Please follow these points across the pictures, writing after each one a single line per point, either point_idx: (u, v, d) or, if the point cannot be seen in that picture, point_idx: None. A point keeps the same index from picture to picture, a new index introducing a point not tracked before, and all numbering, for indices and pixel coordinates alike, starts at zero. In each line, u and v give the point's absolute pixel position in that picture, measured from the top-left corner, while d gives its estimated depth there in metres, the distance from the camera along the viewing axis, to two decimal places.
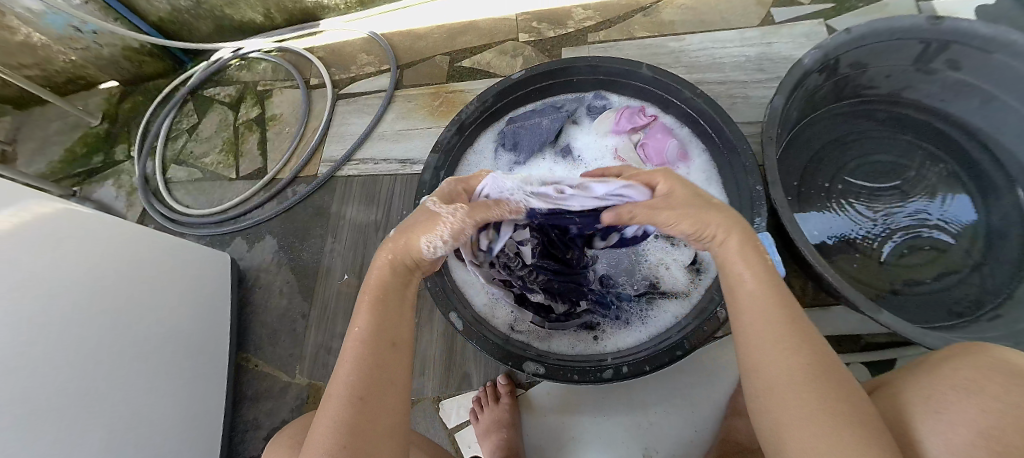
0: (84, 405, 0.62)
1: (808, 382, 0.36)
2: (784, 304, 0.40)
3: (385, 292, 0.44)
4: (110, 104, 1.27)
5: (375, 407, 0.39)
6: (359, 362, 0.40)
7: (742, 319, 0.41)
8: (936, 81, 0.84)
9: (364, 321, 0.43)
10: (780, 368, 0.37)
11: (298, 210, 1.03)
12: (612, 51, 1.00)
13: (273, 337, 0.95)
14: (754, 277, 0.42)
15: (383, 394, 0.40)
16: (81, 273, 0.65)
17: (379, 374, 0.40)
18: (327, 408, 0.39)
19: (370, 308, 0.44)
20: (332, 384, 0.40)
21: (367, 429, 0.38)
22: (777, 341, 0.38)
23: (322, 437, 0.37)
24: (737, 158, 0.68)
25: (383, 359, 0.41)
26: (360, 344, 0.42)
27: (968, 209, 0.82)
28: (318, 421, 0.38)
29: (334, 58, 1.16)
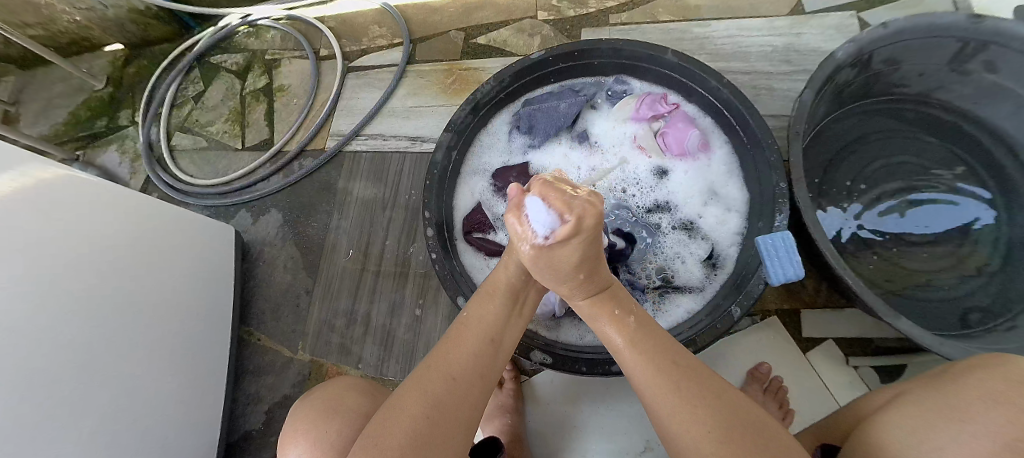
0: (84, 375, 0.62)
1: (709, 426, 0.38)
2: (664, 358, 0.44)
3: (509, 298, 0.49)
4: (115, 67, 1.24)
5: (461, 394, 0.41)
6: (463, 348, 0.45)
7: (636, 376, 0.44)
8: (970, 83, 0.80)
9: (480, 313, 0.48)
10: (683, 421, 0.39)
11: (304, 184, 1.01)
12: (634, 34, 0.97)
13: (276, 311, 0.95)
14: (628, 340, 0.46)
15: (470, 389, 0.42)
16: (82, 242, 0.64)
17: (473, 366, 0.43)
18: (428, 379, 0.42)
19: (491, 303, 0.48)
20: (434, 361, 0.44)
21: (453, 408, 0.40)
22: (669, 393, 0.41)
23: (413, 401, 0.40)
24: (762, 152, 0.66)
25: (484, 354, 0.45)
26: (474, 334, 0.46)
27: (989, 214, 0.80)
28: (411, 387, 0.42)
29: (345, 30, 1.12)
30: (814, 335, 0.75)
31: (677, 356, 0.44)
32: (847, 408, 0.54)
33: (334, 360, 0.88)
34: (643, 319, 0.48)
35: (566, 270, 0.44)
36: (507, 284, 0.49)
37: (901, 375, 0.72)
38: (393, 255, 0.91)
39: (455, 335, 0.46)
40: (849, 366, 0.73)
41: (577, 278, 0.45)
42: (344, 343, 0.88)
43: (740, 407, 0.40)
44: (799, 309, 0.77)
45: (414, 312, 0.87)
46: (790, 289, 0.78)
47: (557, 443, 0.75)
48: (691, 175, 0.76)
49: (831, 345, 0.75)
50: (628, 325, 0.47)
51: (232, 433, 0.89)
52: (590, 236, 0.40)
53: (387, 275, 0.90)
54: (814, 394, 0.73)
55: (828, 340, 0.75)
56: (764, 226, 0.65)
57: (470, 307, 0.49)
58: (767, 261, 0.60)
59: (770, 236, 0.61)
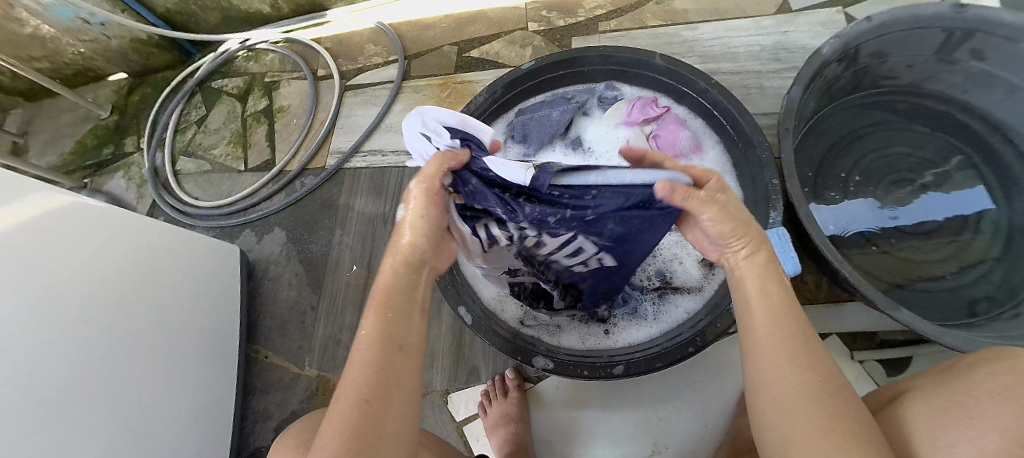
0: (94, 398, 0.63)
1: (819, 407, 0.34)
2: (797, 329, 0.38)
3: (392, 297, 0.43)
4: (119, 96, 1.27)
5: (381, 414, 0.37)
6: (362, 366, 0.39)
7: (752, 332, 0.39)
8: (959, 71, 0.81)
9: (371, 325, 0.41)
10: (794, 387, 0.36)
11: (307, 202, 1.03)
12: (624, 41, 0.98)
13: (282, 328, 0.96)
14: (762, 300, 0.40)
15: (390, 401, 0.38)
16: (90, 266, 0.65)
17: (383, 378, 0.38)
18: (336, 412, 0.37)
19: (380, 311, 0.42)
20: (341, 388, 0.39)
21: (373, 436, 0.36)
22: (792, 366, 0.36)
23: (330, 443, 0.36)
24: (753, 150, 0.67)
25: (387, 364, 0.39)
26: (366, 347, 0.40)
27: (987, 202, 0.80)
28: (326, 426, 0.37)
29: (341, 49, 1.15)
30: (817, 330, 0.76)
31: (809, 335, 0.39)
32: (851, 403, 0.54)
33: (341, 375, 0.88)
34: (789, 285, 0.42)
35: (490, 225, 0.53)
36: (401, 286, 0.44)
37: (907, 367, 0.71)
38: None
39: (350, 357, 0.40)
40: (854, 361, 0.73)
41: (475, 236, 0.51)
42: None
43: (850, 400, 0.36)
44: (801, 305, 0.77)
45: None
46: (791, 285, 0.79)
47: (564, 449, 0.75)
48: None
49: (834, 340, 0.75)
50: (780, 281, 0.41)
51: (242, 451, 0.90)
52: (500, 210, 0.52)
53: None
54: None
55: (832, 335, 0.75)
56: (758, 223, 0.65)
57: (361, 324, 0.41)
58: None
59: (765, 234, 0.61)
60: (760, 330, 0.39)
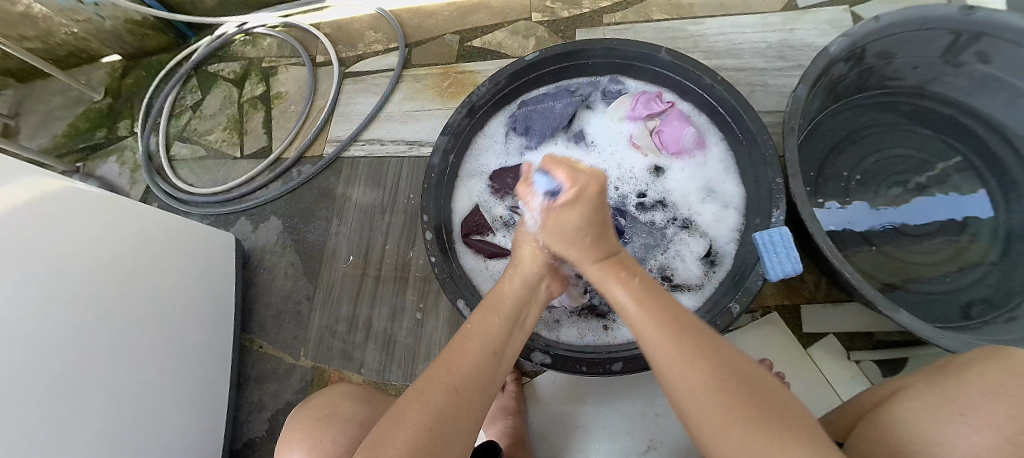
0: (87, 385, 0.62)
1: (716, 394, 0.35)
2: (673, 322, 0.41)
3: (510, 315, 0.49)
4: (113, 79, 1.24)
5: (463, 404, 0.40)
6: (464, 358, 0.43)
7: (644, 339, 0.42)
8: (964, 74, 0.80)
9: (479, 324, 0.47)
10: (690, 381, 0.37)
11: (303, 190, 1.02)
12: (629, 34, 0.97)
13: (278, 318, 0.95)
14: (641, 307, 0.44)
15: (473, 398, 0.41)
16: (84, 252, 0.64)
17: (479, 377, 0.42)
18: (428, 388, 0.40)
19: (493, 317, 0.48)
20: (436, 370, 0.42)
21: (454, 417, 0.39)
22: (678, 359, 0.38)
23: (416, 410, 0.38)
24: (757, 149, 0.66)
25: (484, 365, 0.43)
26: (476, 345, 0.45)
27: (986, 205, 0.80)
28: (411, 396, 0.40)
29: (341, 36, 1.12)
30: (814, 330, 0.76)
31: (689, 321, 0.42)
32: (848, 403, 0.54)
33: (336, 366, 0.88)
34: (660, 287, 0.46)
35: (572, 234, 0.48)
36: (512, 299, 0.50)
37: (902, 368, 0.72)
38: (393, 258, 0.92)
39: (457, 345, 0.45)
40: (850, 361, 0.73)
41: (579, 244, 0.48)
42: (345, 348, 0.88)
43: (748, 374, 0.37)
44: (799, 305, 0.77)
45: (414, 315, 0.87)
46: (789, 285, 0.78)
47: (560, 443, 0.75)
48: (688, 172, 0.76)
49: (831, 340, 0.75)
50: (641, 286, 0.46)
51: (236, 440, 0.90)
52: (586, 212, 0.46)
53: (387, 280, 0.91)
54: (814, 389, 0.73)
55: (828, 335, 0.75)
56: (761, 222, 0.65)
57: (470, 320, 0.48)
58: (764, 257, 0.60)
59: (767, 233, 0.61)
60: (647, 338, 0.42)
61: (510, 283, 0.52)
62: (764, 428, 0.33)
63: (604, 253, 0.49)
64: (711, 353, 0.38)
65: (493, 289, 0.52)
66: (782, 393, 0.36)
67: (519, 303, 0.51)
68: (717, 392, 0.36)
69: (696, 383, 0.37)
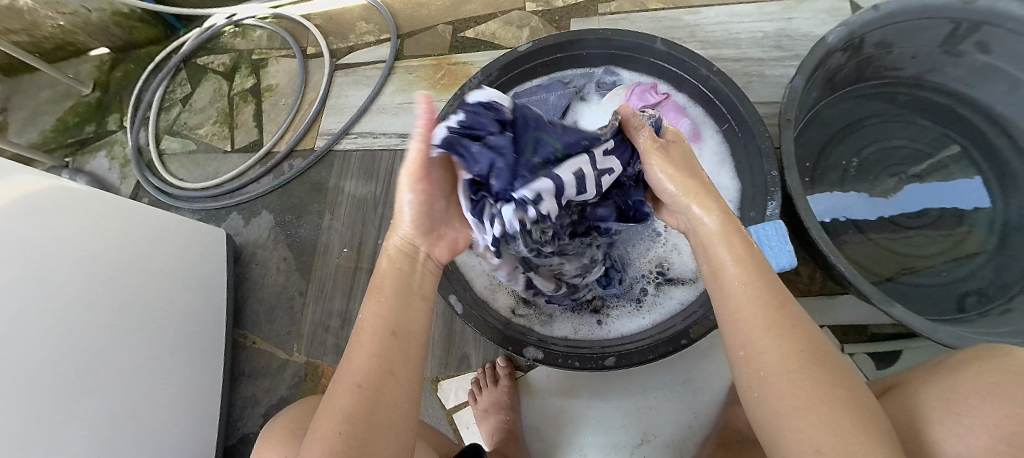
0: (77, 384, 0.61)
1: (802, 376, 0.33)
2: (773, 300, 0.37)
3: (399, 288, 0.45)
4: (101, 72, 1.22)
5: (374, 398, 0.38)
6: (363, 350, 0.40)
7: (726, 296, 0.39)
8: (963, 64, 0.79)
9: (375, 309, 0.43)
10: (775, 354, 0.35)
11: (295, 185, 1.00)
12: (624, 24, 0.95)
13: (270, 313, 0.94)
14: (743, 270, 0.39)
15: (392, 389, 0.39)
16: (69, 248, 0.63)
17: (387, 365, 0.39)
18: (337, 394, 0.38)
19: (380, 298, 0.44)
20: (342, 371, 0.40)
21: (367, 414, 0.37)
22: (770, 336, 0.35)
23: (326, 421, 0.37)
24: (753, 141, 0.65)
25: (385, 350, 0.40)
26: (368, 336, 0.41)
27: (984, 194, 0.80)
28: (325, 412, 0.38)
29: (332, 27, 1.10)
30: None
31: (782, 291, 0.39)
32: None
33: (330, 361, 0.87)
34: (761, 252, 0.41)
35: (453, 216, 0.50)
36: (394, 275, 0.46)
37: (897, 361, 0.71)
38: None
39: (352, 345, 0.41)
40: (844, 354, 0.73)
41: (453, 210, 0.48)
42: (339, 344, 0.88)
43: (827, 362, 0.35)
44: (794, 297, 0.76)
45: None
46: (785, 277, 0.78)
47: (553, 438, 0.75)
48: None
49: (827, 333, 0.74)
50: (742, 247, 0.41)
51: (230, 435, 0.89)
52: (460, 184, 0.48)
53: None
54: None
55: (823, 328, 0.75)
56: (756, 215, 0.64)
57: (363, 308, 0.44)
58: (760, 251, 0.59)
59: (762, 226, 0.60)
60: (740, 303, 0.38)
61: (394, 253, 0.47)
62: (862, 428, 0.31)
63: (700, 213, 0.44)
64: (796, 332, 0.36)
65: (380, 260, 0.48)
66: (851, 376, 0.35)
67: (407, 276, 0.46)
68: (795, 376, 0.34)
69: (782, 362, 0.34)
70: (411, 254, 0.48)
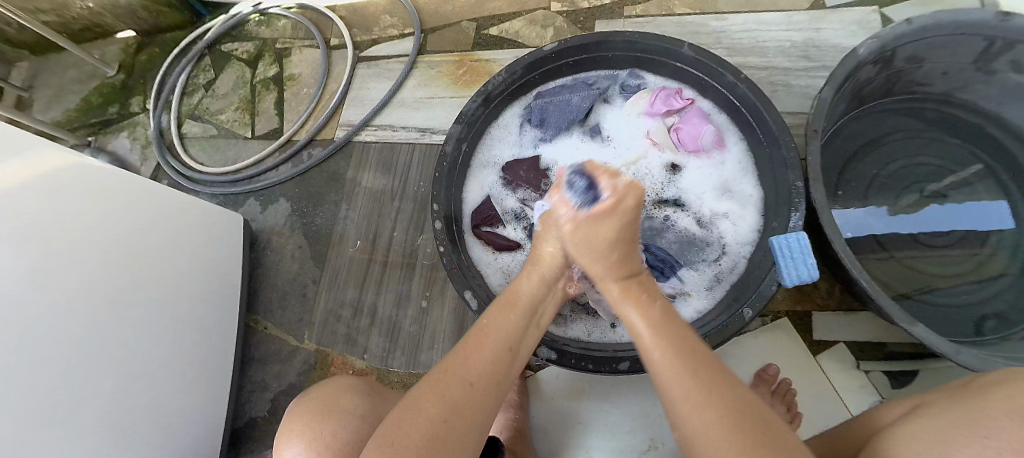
0: (93, 359, 0.62)
1: (721, 417, 0.36)
2: (691, 358, 0.41)
3: (523, 316, 0.49)
4: (127, 54, 1.24)
5: (478, 398, 0.39)
6: (483, 351, 0.43)
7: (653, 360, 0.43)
8: (995, 83, 0.78)
9: (495, 320, 0.47)
10: (703, 418, 0.37)
11: (312, 174, 1.01)
12: (649, 28, 0.95)
13: (283, 300, 0.95)
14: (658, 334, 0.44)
15: (489, 393, 0.41)
16: (92, 225, 0.64)
17: (491, 369, 0.42)
18: (445, 381, 0.40)
19: (509, 314, 0.48)
20: (453, 363, 0.42)
21: (468, 412, 0.38)
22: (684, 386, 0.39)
23: (430, 402, 0.38)
24: (778, 150, 0.64)
25: (500, 360, 0.43)
26: (492, 340, 0.45)
27: (1008, 217, 0.78)
28: (427, 397, 0.38)
29: (356, 19, 1.11)
30: (825, 337, 0.74)
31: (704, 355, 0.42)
32: (862, 417, 0.52)
33: (340, 351, 0.88)
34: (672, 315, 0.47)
35: (605, 246, 0.50)
36: (528, 298, 0.51)
37: (913, 381, 0.70)
38: (400, 245, 0.91)
39: (474, 340, 0.45)
40: (860, 371, 0.72)
41: (612, 256, 0.50)
42: (350, 334, 0.88)
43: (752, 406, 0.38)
44: (811, 311, 0.75)
45: (420, 304, 0.87)
46: (802, 290, 0.77)
47: (561, 439, 0.75)
48: (705, 172, 0.74)
49: (843, 349, 0.73)
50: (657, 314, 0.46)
51: (237, 418, 0.90)
52: (626, 216, 0.49)
53: (394, 266, 0.90)
54: (821, 397, 0.72)
55: (840, 344, 0.73)
56: (779, 225, 0.63)
57: (486, 315, 0.48)
58: (780, 261, 0.59)
59: (784, 236, 0.60)
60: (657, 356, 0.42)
61: (525, 282, 0.52)
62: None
63: (626, 272, 0.51)
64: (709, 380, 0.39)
65: (515, 280, 0.53)
66: (790, 433, 0.37)
67: (522, 311, 0.49)
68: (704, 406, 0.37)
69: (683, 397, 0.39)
70: (550, 280, 0.53)
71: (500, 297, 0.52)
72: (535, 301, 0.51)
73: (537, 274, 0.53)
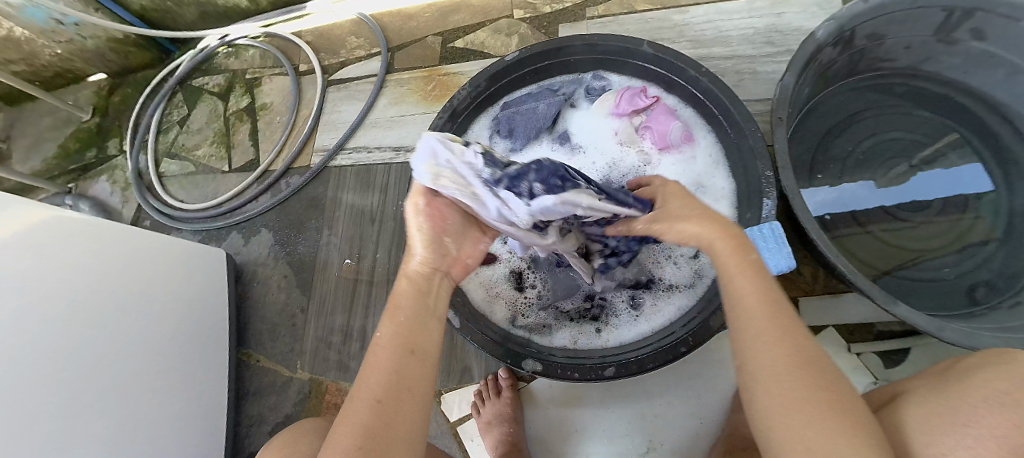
0: (87, 410, 0.62)
1: (795, 369, 0.35)
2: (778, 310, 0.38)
3: (415, 306, 0.44)
4: (100, 98, 1.23)
5: (390, 417, 0.38)
6: (377, 363, 0.40)
7: (735, 299, 0.40)
8: (959, 52, 0.78)
9: (389, 324, 0.43)
10: (778, 362, 0.35)
11: (292, 202, 1.01)
12: (612, 27, 0.95)
13: (272, 331, 0.95)
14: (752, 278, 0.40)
15: (401, 401, 0.39)
16: (72, 274, 0.64)
17: (395, 380, 0.39)
18: (354, 408, 0.38)
19: (395, 315, 0.43)
20: (359, 385, 0.40)
21: (387, 434, 0.37)
22: (764, 334, 0.37)
23: (345, 434, 0.37)
24: (745, 141, 0.64)
25: (398, 367, 0.40)
26: (384, 349, 0.41)
27: (985, 180, 0.79)
28: (341, 426, 0.38)
29: (322, 43, 1.11)
30: (815, 323, 0.74)
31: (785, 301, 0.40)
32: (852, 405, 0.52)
33: (333, 378, 0.88)
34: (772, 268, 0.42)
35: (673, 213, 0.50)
36: (415, 290, 0.45)
37: (904, 359, 0.70)
38: (385, 265, 0.91)
39: (368, 356, 0.41)
40: (850, 353, 0.72)
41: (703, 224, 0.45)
42: (342, 359, 0.88)
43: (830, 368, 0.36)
44: (797, 297, 0.75)
45: None
46: (786, 277, 0.77)
47: (560, 447, 0.75)
48: (677, 167, 0.74)
49: (831, 332, 0.74)
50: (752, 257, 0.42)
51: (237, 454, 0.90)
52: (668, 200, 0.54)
53: (380, 286, 0.90)
54: None
55: (829, 328, 0.74)
56: (753, 216, 0.63)
57: (380, 321, 0.43)
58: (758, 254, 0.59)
59: (758, 228, 0.60)
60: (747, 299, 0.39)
61: (411, 273, 0.46)
62: (833, 421, 0.32)
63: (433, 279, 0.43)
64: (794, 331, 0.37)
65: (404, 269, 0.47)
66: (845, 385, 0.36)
67: (409, 309, 0.44)
68: (795, 362, 0.35)
69: (768, 332, 0.37)
70: (429, 274, 0.46)
71: (393, 289, 0.46)
72: (426, 285, 0.45)
73: (417, 270, 0.46)
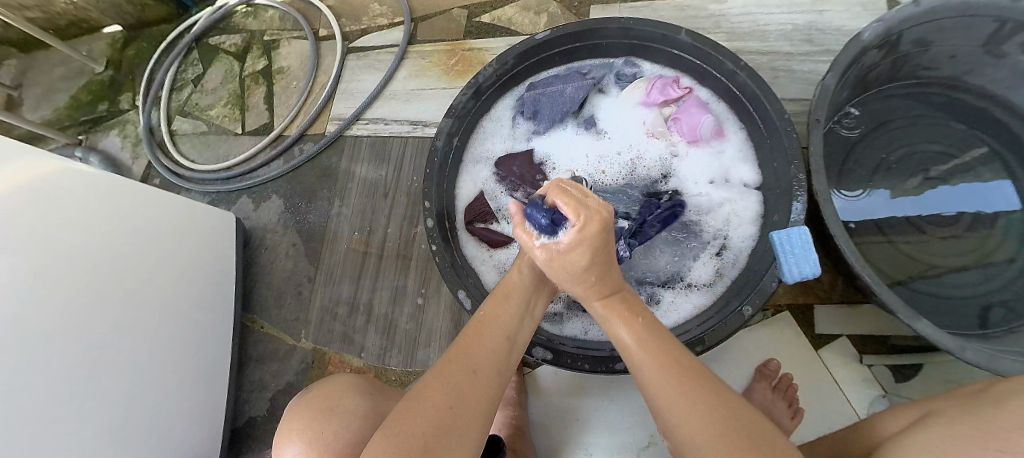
0: (90, 365, 0.62)
1: (715, 433, 0.35)
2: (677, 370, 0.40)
3: (520, 305, 0.48)
4: (114, 50, 1.21)
5: (482, 387, 0.39)
6: (480, 344, 0.43)
7: (643, 379, 0.41)
8: (1005, 65, 0.75)
9: (492, 312, 0.47)
10: (697, 431, 0.36)
11: (304, 170, 0.99)
12: (646, 11, 0.92)
13: (278, 298, 0.94)
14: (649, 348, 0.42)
15: (490, 379, 0.40)
16: (82, 230, 0.63)
17: (490, 358, 0.41)
18: (449, 371, 0.39)
19: (506, 304, 0.48)
20: (455, 354, 0.41)
21: (474, 398, 0.38)
22: (675, 405, 0.38)
23: (436, 390, 0.37)
24: (779, 140, 0.62)
25: (499, 350, 0.43)
26: (492, 329, 0.45)
27: (1013, 200, 0.75)
28: (434, 385, 0.38)
29: (344, 8, 1.08)
30: (829, 330, 0.73)
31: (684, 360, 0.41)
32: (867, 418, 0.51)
33: (336, 349, 0.88)
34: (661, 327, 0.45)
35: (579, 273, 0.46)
36: (524, 288, 0.50)
37: (916, 374, 0.69)
38: (395, 240, 0.90)
39: (471, 333, 0.44)
40: (862, 364, 0.71)
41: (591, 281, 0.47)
42: (346, 332, 0.88)
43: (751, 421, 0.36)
44: (813, 304, 0.74)
45: (416, 301, 0.86)
46: (804, 284, 0.75)
47: (560, 436, 0.75)
48: (703, 163, 0.72)
49: (845, 343, 0.72)
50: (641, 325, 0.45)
51: (237, 416, 0.90)
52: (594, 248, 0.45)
53: (389, 261, 0.89)
54: (822, 390, 0.71)
55: (842, 337, 0.72)
56: (780, 219, 0.61)
57: (483, 308, 0.47)
58: (780, 258, 0.57)
59: (784, 231, 0.58)
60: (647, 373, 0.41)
61: (519, 270, 0.51)
62: None
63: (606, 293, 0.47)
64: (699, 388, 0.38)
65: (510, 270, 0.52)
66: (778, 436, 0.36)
67: (518, 304, 0.48)
68: (711, 425, 0.36)
69: (670, 399, 0.38)
70: (542, 275, 0.52)
71: (498, 287, 0.51)
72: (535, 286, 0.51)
73: (527, 265, 0.52)
